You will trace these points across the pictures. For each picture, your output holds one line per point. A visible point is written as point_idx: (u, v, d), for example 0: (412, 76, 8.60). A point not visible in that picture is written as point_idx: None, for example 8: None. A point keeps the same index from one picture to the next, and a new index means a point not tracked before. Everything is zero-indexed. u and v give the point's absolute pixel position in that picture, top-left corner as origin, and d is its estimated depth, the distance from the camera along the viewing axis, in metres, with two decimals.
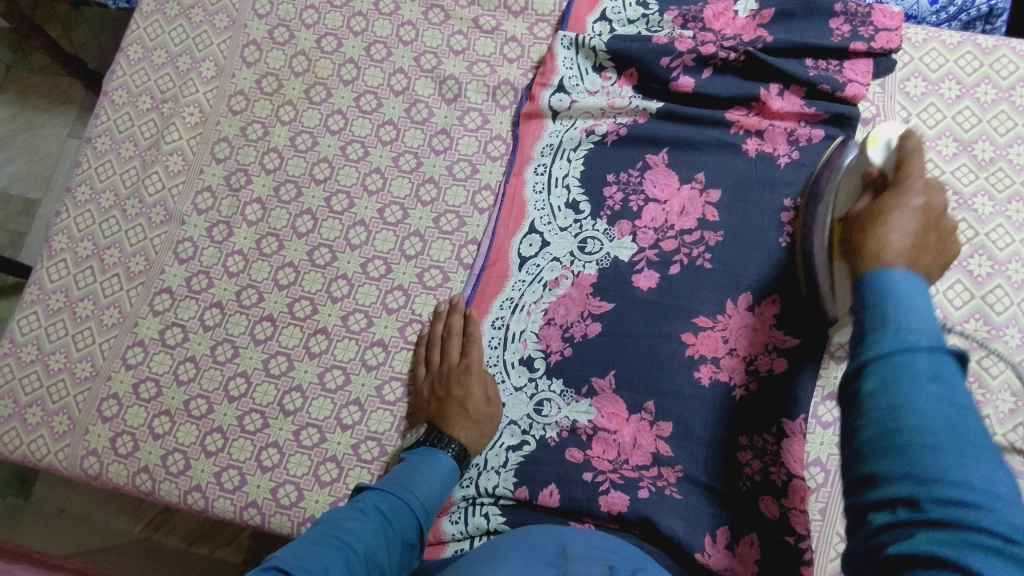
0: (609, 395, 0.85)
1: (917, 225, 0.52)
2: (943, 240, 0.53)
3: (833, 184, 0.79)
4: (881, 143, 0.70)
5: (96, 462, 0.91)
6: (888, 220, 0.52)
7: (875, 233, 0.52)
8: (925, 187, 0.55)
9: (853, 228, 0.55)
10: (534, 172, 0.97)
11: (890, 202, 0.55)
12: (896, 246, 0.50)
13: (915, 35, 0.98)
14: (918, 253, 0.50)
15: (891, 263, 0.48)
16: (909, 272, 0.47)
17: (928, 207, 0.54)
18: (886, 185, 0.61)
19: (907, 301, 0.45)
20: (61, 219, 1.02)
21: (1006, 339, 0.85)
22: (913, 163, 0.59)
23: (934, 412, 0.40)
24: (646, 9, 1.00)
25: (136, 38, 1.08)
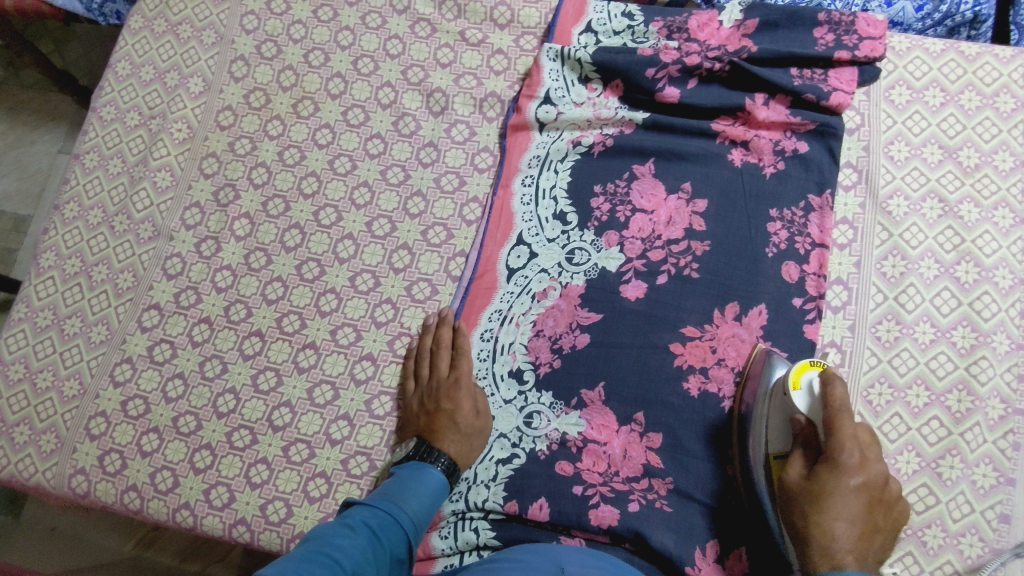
0: (598, 407, 0.85)
1: (860, 513, 0.65)
2: (887, 512, 0.67)
3: (764, 387, 0.79)
4: (805, 387, 0.73)
5: (84, 480, 0.90)
6: (833, 515, 0.64)
7: (825, 527, 0.64)
8: (862, 463, 0.66)
9: (795, 509, 0.67)
10: (522, 184, 0.97)
11: (833, 484, 0.65)
12: (846, 544, 0.63)
13: (899, 43, 0.98)
14: (862, 548, 0.64)
15: (842, 564, 0.63)
16: (865, 573, 0.62)
17: (867, 482, 0.66)
18: (820, 437, 0.70)
19: None
20: (49, 236, 1.02)
21: (994, 346, 0.85)
22: (843, 422, 0.68)
23: (876, 572, 0.59)
24: (631, 21, 1.01)
25: (124, 55, 1.08)
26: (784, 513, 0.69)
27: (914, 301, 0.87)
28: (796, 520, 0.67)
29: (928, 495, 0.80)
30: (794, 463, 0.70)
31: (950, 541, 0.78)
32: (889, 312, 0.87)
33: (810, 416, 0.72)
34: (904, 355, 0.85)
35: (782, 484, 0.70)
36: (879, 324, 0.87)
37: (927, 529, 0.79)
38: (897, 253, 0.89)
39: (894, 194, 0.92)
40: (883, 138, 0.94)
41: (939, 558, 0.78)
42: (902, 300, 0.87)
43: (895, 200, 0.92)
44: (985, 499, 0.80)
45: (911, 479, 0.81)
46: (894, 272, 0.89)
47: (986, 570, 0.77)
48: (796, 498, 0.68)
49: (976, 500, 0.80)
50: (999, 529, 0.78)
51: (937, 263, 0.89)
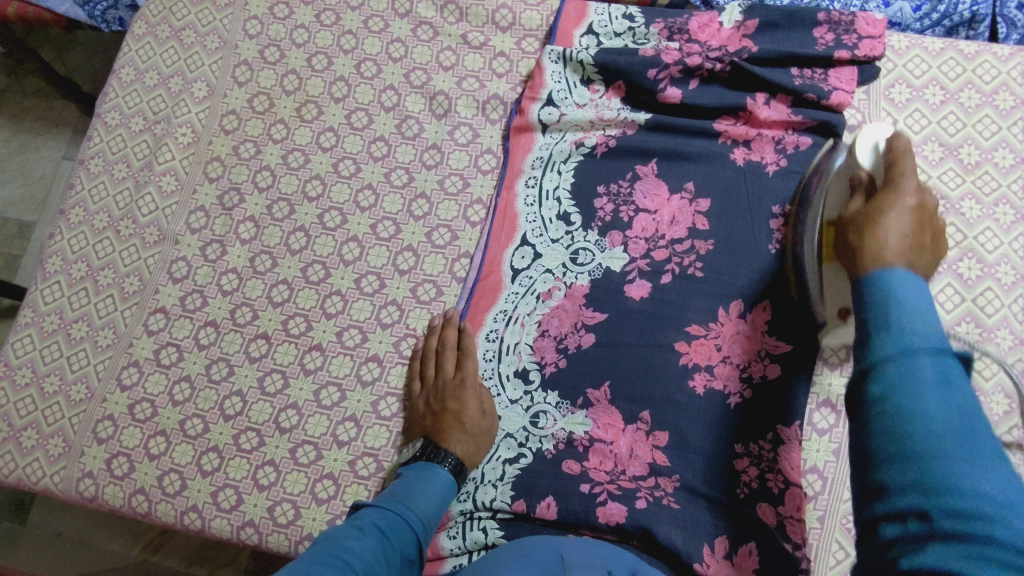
0: (604, 406, 0.86)
1: (911, 226, 0.57)
2: (935, 240, 0.58)
3: (826, 175, 0.81)
4: (870, 147, 0.70)
5: (92, 484, 0.91)
6: (884, 223, 0.57)
7: (874, 233, 0.56)
8: (919, 189, 0.60)
9: (851, 230, 0.59)
10: (526, 185, 0.97)
11: (889, 200, 0.60)
12: (894, 247, 0.55)
13: (898, 42, 0.99)
14: (915, 255, 0.54)
15: (892, 261, 0.53)
16: (910, 270, 0.52)
17: (921, 206, 0.59)
18: (877, 179, 0.66)
19: (902, 290, 0.50)
20: (55, 241, 1.02)
21: (997, 341, 0.85)
22: (906, 159, 0.64)
23: (923, 370, 0.46)
24: (632, 23, 1.01)
25: (128, 60, 1.09)
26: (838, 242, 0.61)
27: None
28: (851, 232, 0.59)
29: None
30: (855, 200, 0.65)
31: None
32: None
33: (870, 168, 0.68)
34: None
35: (839, 217, 0.63)
36: None
37: None
38: None
39: None
40: None
41: None
42: None
43: None
44: None
45: None
46: None
47: None
48: (846, 221, 0.61)
49: None
50: None
51: (939, 260, 0.89)
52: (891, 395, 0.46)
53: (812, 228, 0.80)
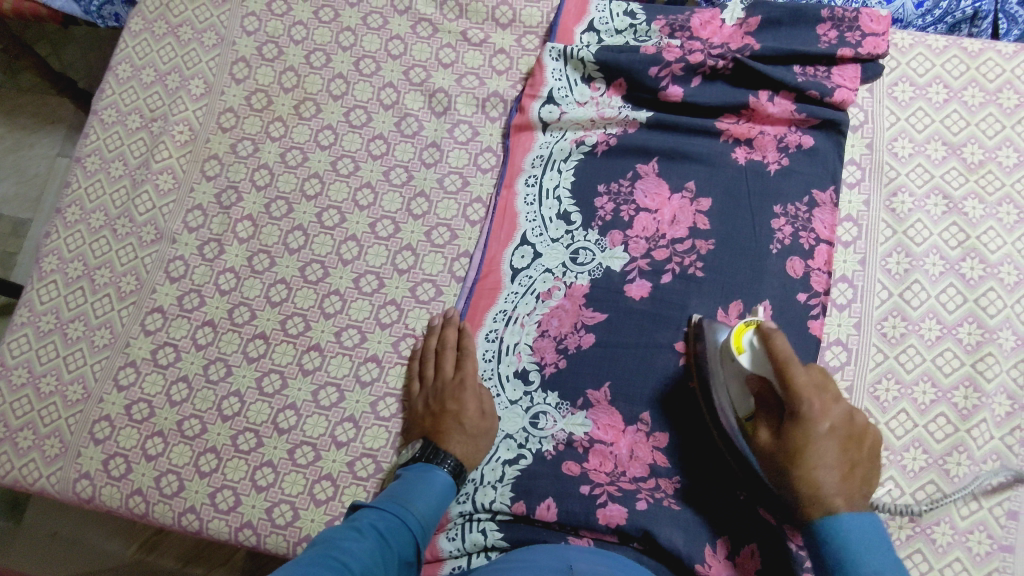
0: (605, 407, 0.85)
1: (838, 456, 0.65)
2: (862, 445, 0.67)
3: (714, 345, 0.80)
4: (748, 347, 0.72)
5: (88, 485, 0.90)
6: (818, 468, 0.64)
7: (811, 477, 0.64)
8: (824, 407, 0.65)
9: (782, 468, 0.66)
10: (525, 184, 0.96)
11: (802, 435, 0.65)
12: (830, 484, 0.64)
13: (901, 40, 0.98)
14: (850, 488, 0.64)
15: (835, 507, 0.64)
16: (856, 513, 0.64)
17: (832, 426, 0.65)
18: (772, 383, 0.69)
19: (852, 528, 0.63)
20: (51, 240, 1.01)
21: (1000, 342, 0.85)
22: (792, 368, 0.65)
23: (861, 546, 0.62)
24: (633, 20, 1.00)
25: (124, 57, 1.08)
26: (767, 469, 0.68)
27: (920, 297, 0.87)
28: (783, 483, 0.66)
29: (935, 492, 0.81)
30: (762, 429, 0.70)
31: (958, 538, 0.79)
32: (895, 308, 0.87)
33: (760, 374, 0.70)
34: (910, 352, 0.85)
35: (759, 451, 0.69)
36: (884, 321, 0.87)
37: (935, 526, 0.79)
38: (902, 249, 0.89)
39: (897, 191, 0.92)
40: (886, 135, 0.94)
41: (947, 555, 0.78)
42: (908, 296, 0.87)
43: (899, 197, 0.92)
44: (993, 496, 0.80)
45: (919, 476, 0.81)
46: (899, 268, 0.89)
47: (994, 567, 0.77)
48: (772, 458, 0.68)
49: (985, 497, 0.80)
50: (1007, 526, 0.79)
51: (942, 259, 0.89)
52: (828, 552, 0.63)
53: (716, 366, 0.78)
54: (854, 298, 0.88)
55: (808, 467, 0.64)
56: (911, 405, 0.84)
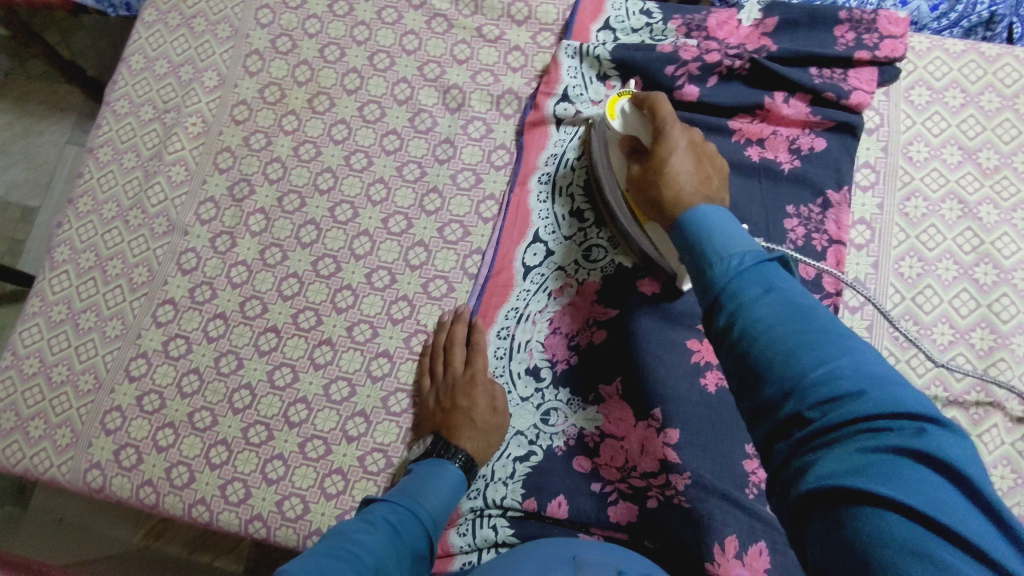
0: (616, 402, 0.85)
1: (693, 165, 0.70)
2: (712, 161, 0.73)
3: (602, 131, 0.89)
4: (620, 112, 0.80)
5: (99, 475, 0.90)
6: (672, 168, 0.69)
7: (672, 181, 0.68)
8: (680, 129, 0.73)
9: (650, 186, 0.71)
10: (539, 182, 0.96)
11: (661, 159, 0.71)
12: (689, 185, 0.67)
13: (919, 44, 0.98)
14: (705, 187, 0.67)
15: (692, 198, 0.65)
16: (711, 203, 0.60)
17: (690, 142, 0.73)
18: (637, 141, 0.78)
19: (719, 230, 0.56)
20: (63, 230, 1.01)
21: (1013, 348, 0.85)
22: (658, 101, 0.75)
23: (717, 226, 0.56)
24: (650, 19, 1.00)
25: (138, 48, 1.08)
26: (646, 201, 0.72)
27: (932, 301, 0.87)
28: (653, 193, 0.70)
29: None
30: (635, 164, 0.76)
31: None
32: (907, 312, 0.87)
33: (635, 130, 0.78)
34: (921, 356, 0.85)
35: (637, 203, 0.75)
36: (896, 325, 0.87)
37: None
38: (915, 253, 0.89)
39: (911, 196, 0.92)
40: (902, 139, 0.94)
41: None
42: (920, 300, 0.88)
43: (913, 201, 0.91)
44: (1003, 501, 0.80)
45: None
46: (912, 272, 0.89)
47: None
48: (642, 187, 0.73)
49: None
50: None
51: (955, 264, 0.89)
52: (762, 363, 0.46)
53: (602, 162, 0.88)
54: (866, 301, 0.88)
55: (663, 165, 0.70)
56: None
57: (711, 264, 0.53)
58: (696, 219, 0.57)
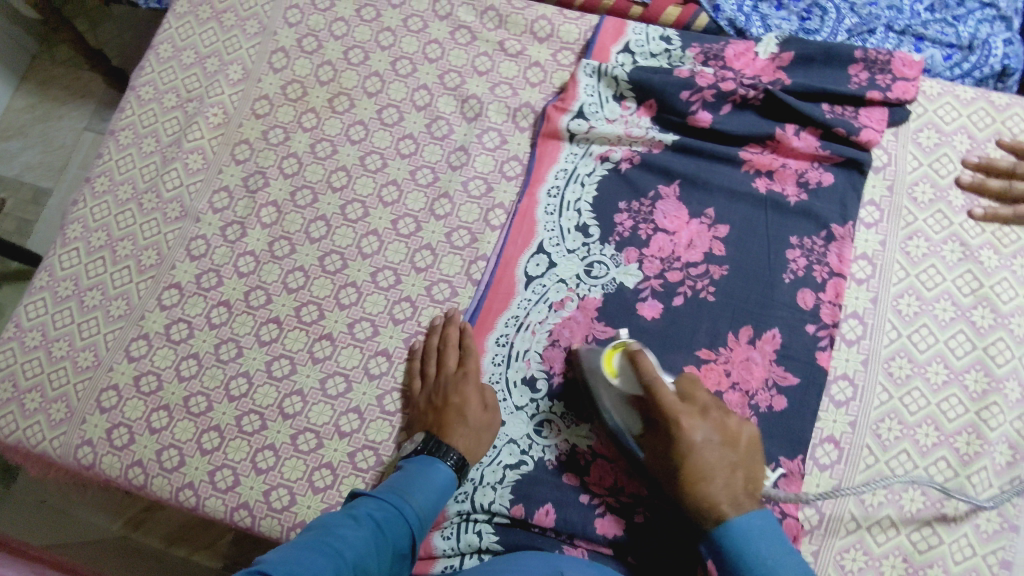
0: (610, 421, 0.86)
1: (720, 460, 0.70)
2: (739, 435, 0.73)
3: (590, 362, 0.83)
4: (616, 369, 0.78)
5: (90, 452, 0.91)
6: (705, 485, 0.69)
7: (704, 490, 0.69)
8: (696, 414, 0.72)
9: (678, 494, 0.71)
10: (548, 194, 0.98)
11: (705, 501, 0.69)
12: (718, 490, 0.68)
13: (930, 88, 0.99)
14: (735, 492, 0.69)
15: (727, 513, 0.68)
16: (748, 514, 0.67)
17: (715, 430, 0.71)
18: (647, 407, 0.74)
19: (754, 545, 0.65)
20: (77, 208, 1.03)
21: (1005, 392, 0.86)
22: (659, 393, 0.71)
23: (749, 520, 0.67)
24: (669, 45, 1.02)
25: (167, 37, 1.10)
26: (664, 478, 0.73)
27: (928, 340, 0.88)
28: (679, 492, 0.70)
29: (930, 535, 0.81)
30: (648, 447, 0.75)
31: None
32: (903, 349, 0.88)
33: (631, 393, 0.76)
34: (914, 394, 0.86)
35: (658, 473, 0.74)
36: (891, 361, 0.88)
37: (928, 569, 0.79)
38: (913, 292, 0.90)
39: (914, 235, 0.93)
40: (908, 179, 0.95)
41: None
42: (916, 338, 0.88)
43: (915, 241, 0.93)
44: (987, 544, 0.80)
45: (915, 517, 0.82)
46: (909, 310, 0.90)
47: None
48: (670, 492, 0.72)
49: (980, 544, 0.80)
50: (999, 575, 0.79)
51: (953, 305, 0.90)
52: (734, 549, 0.66)
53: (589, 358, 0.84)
54: (863, 335, 0.89)
55: (697, 478, 0.69)
56: (912, 446, 0.84)
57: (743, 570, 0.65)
58: (733, 534, 0.66)
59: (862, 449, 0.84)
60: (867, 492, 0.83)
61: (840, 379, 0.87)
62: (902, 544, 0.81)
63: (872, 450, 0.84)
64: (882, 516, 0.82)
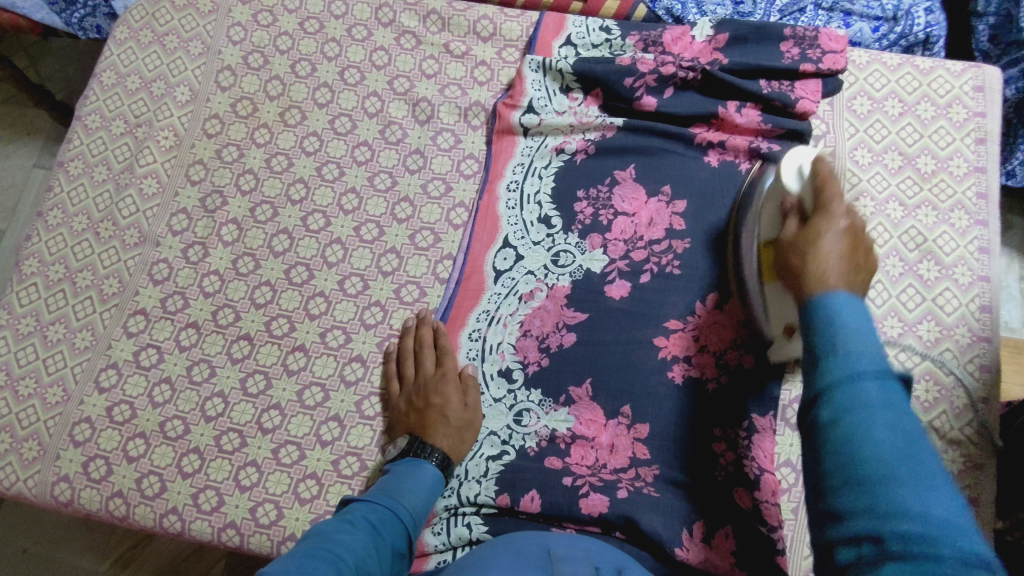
0: (586, 403, 0.87)
1: (845, 246, 0.58)
2: (870, 254, 0.60)
3: (761, 191, 0.84)
4: (795, 172, 0.73)
5: (67, 488, 0.89)
6: (818, 249, 0.58)
7: (812, 262, 0.58)
8: (847, 211, 0.61)
9: (790, 248, 0.61)
10: (506, 189, 1.00)
11: (822, 226, 0.60)
12: (834, 272, 0.56)
13: (858, 58, 1.04)
14: (853, 278, 0.56)
15: (831, 288, 0.55)
16: (852, 296, 0.54)
17: (852, 227, 0.60)
18: (807, 203, 0.66)
19: (845, 318, 0.52)
20: (32, 243, 1.01)
21: (957, 338, 0.90)
22: (832, 184, 0.63)
23: (850, 325, 0.52)
24: (609, 35, 1.05)
25: (110, 64, 1.09)
26: (779, 263, 0.63)
27: (881, 296, 0.92)
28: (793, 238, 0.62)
29: None
30: (788, 224, 0.65)
31: None
32: None
33: (798, 193, 0.70)
34: None
35: (777, 245, 0.64)
36: None
37: None
38: None
39: (859, 197, 0.97)
40: (847, 146, 1.00)
41: None
42: (871, 295, 0.92)
43: (861, 202, 0.97)
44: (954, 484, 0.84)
45: None
46: None
47: None
48: (784, 245, 0.63)
49: None
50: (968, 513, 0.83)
51: (901, 261, 0.94)
52: (812, 321, 0.54)
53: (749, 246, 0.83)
54: None
55: (811, 245, 0.59)
56: None
57: (828, 356, 0.51)
58: (827, 309, 0.53)
59: None
60: None
61: None
62: None
63: None
64: None
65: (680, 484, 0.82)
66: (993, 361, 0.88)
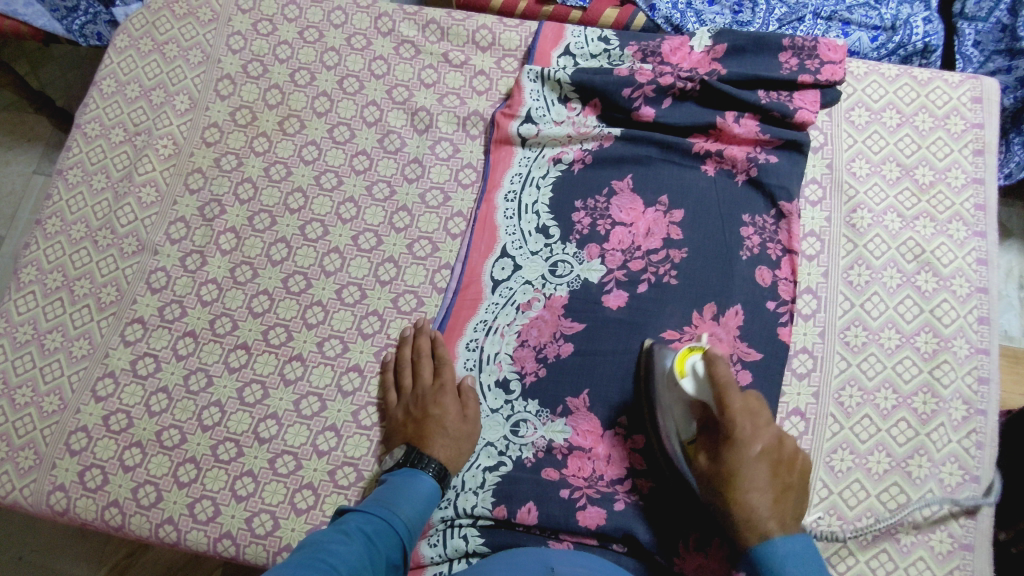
0: (583, 413, 0.87)
1: (769, 479, 0.68)
2: (791, 466, 0.70)
3: (661, 371, 0.82)
4: (690, 371, 0.76)
5: (63, 497, 0.89)
6: (750, 491, 0.67)
7: (746, 503, 0.67)
8: (754, 430, 0.69)
9: (718, 479, 0.70)
10: (505, 199, 1.00)
11: (735, 459, 0.68)
12: (764, 508, 0.67)
13: (857, 68, 1.04)
14: (782, 510, 0.67)
15: (769, 531, 0.66)
16: (787, 536, 0.66)
17: (764, 448, 0.69)
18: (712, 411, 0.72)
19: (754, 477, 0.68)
20: (30, 251, 1.01)
21: (955, 350, 0.90)
22: (732, 399, 0.70)
23: (754, 463, 0.68)
24: (608, 45, 1.05)
25: (109, 73, 1.10)
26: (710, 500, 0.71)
27: (879, 307, 0.92)
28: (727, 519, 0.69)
29: (899, 493, 0.84)
30: (702, 456, 0.72)
31: (921, 538, 0.83)
32: (857, 318, 0.92)
33: (700, 400, 0.74)
34: (871, 359, 0.90)
35: (702, 482, 0.72)
36: (847, 330, 0.91)
37: (899, 527, 0.83)
38: (862, 263, 0.94)
39: (856, 208, 0.97)
40: (845, 156, 1.00)
41: (911, 554, 0.82)
42: (868, 307, 0.92)
43: (858, 213, 0.97)
44: (952, 497, 0.84)
45: (882, 478, 0.85)
46: (860, 280, 0.93)
47: (955, 564, 0.81)
48: (710, 485, 0.71)
49: (945, 498, 0.84)
50: (965, 525, 0.83)
51: (899, 273, 0.94)
52: (760, 566, 0.66)
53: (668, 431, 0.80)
54: (818, 309, 0.93)
55: (738, 490, 0.68)
56: (873, 410, 0.88)
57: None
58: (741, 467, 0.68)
59: (827, 417, 0.88)
60: (835, 458, 0.86)
61: (800, 352, 0.91)
62: (873, 504, 0.84)
63: (836, 418, 0.88)
64: (852, 480, 0.85)
65: (670, 494, 0.82)
66: (990, 373, 0.88)
